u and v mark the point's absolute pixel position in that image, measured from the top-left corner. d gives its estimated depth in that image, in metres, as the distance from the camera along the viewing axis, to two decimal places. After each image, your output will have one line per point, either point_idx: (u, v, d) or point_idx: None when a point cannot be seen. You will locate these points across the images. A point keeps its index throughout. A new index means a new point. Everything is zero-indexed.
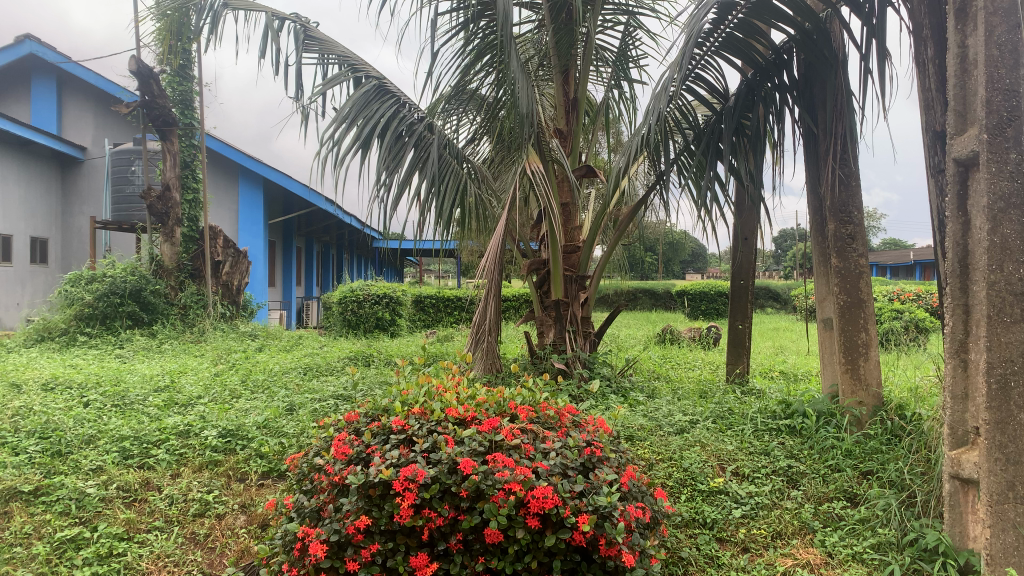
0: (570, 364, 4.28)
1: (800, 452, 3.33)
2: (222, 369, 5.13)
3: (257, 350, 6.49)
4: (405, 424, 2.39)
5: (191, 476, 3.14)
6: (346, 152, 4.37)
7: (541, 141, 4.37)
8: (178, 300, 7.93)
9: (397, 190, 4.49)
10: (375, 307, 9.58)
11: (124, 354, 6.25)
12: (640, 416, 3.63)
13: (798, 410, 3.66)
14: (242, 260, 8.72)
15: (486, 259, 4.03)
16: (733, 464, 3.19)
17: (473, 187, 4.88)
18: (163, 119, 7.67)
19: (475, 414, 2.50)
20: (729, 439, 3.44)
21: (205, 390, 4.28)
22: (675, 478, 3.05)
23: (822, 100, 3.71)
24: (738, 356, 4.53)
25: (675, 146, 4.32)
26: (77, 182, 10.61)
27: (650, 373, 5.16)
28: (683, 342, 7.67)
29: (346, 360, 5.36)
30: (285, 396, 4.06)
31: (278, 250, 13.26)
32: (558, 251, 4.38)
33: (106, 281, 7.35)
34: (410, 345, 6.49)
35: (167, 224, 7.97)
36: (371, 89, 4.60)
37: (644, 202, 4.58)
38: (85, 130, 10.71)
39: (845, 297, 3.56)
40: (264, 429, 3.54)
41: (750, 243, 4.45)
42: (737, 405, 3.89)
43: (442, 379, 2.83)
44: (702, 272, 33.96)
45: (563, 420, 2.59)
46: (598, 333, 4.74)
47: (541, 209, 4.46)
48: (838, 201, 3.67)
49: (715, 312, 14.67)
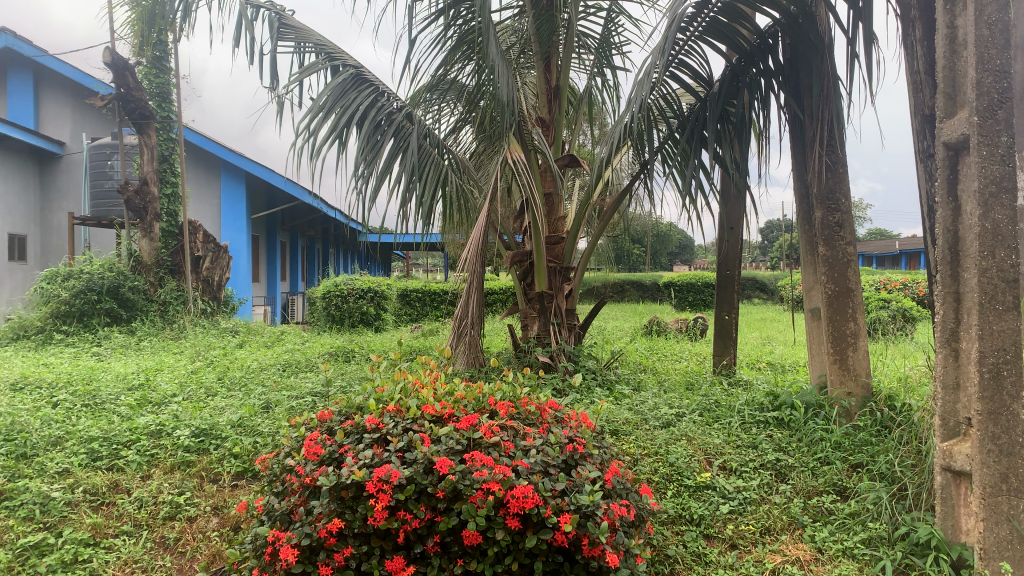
0: (554, 357, 4.20)
1: (788, 445, 3.26)
2: (200, 366, 5.01)
3: (237, 347, 6.37)
4: (380, 423, 2.30)
5: (162, 478, 3.03)
6: (323, 142, 4.26)
7: (523, 130, 4.28)
8: (157, 296, 7.80)
9: (375, 181, 4.38)
10: (360, 301, 9.47)
11: (101, 352, 6.13)
12: (626, 410, 3.55)
13: (786, 402, 3.59)
14: (222, 255, 8.58)
15: (467, 250, 3.94)
16: (720, 458, 3.11)
17: (454, 177, 4.78)
18: (140, 112, 7.53)
19: (452, 411, 2.41)
20: (716, 432, 3.36)
21: (181, 389, 4.16)
22: (661, 474, 2.97)
23: (809, 84, 3.63)
24: (725, 348, 4.46)
25: (659, 134, 4.24)
26: (55, 178, 10.42)
27: (636, 365, 5.08)
28: (670, 333, 7.61)
29: (326, 356, 5.25)
30: (263, 393, 3.95)
31: (262, 245, 13.11)
32: (541, 242, 4.29)
33: (83, 277, 7.21)
34: (394, 340, 6.38)
35: (145, 219, 7.82)
36: (348, 78, 4.49)
37: (628, 192, 4.49)
38: (63, 125, 10.51)
39: (833, 286, 3.50)
40: (239, 428, 3.43)
41: (736, 232, 4.38)
42: (724, 398, 3.81)
43: (419, 376, 2.74)
44: (690, 263, 33.99)
45: (544, 416, 2.51)
46: (583, 326, 4.66)
47: (523, 200, 4.37)
48: (825, 188, 3.60)
49: (702, 303, 14.64)
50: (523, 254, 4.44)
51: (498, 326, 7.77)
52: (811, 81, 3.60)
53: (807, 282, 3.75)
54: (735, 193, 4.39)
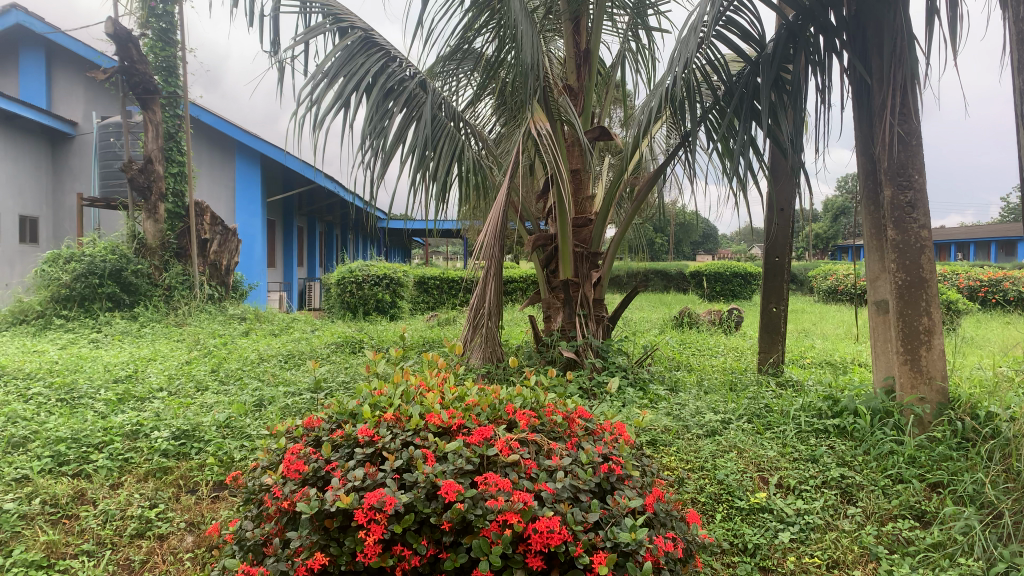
0: (580, 352, 3.77)
1: (853, 458, 2.80)
2: (195, 356, 4.63)
3: (241, 335, 6.00)
4: (375, 435, 1.89)
5: (133, 488, 2.64)
6: (327, 109, 3.83)
7: (548, 97, 3.83)
8: (161, 281, 7.46)
9: (385, 154, 3.96)
10: (375, 288, 9.10)
11: (99, 338, 5.79)
12: (663, 415, 3.12)
13: (847, 408, 3.13)
14: (231, 238, 8.21)
15: (485, 234, 3.51)
16: (777, 475, 2.67)
17: (471, 151, 4.36)
18: (144, 87, 7.19)
19: (461, 422, 1.98)
20: (769, 442, 2.92)
21: (170, 382, 3.79)
22: (708, 493, 2.54)
23: (878, 44, 3.16)
24: (772, 344, 4.01)
25: (702, 103, 3.78)
26: (67, 160, 10.09)
27: (670, 361, 4.64)
28: (702, 326, 7.16)
29: (333, 347, 4.87)
30: (257, 389, 3.56)
31: (279, 230, 12.74)
32: (567, 226, 3.85)
33: (85, 260, 6.87)
34: (408, 330, 5.99)
35: (150, 200, 7.48)
36: (356, 41, 4.07)
37: (666, 170, 4.04)
38: (75, 105, 10.17)
39: (904, 276, 3.04)
40: (225, 430, 3.04)
41: (786, 215, 3.93)
42: (775, 401, 3.36)
43: (425, 376, 2.32)
44: (713, 252, 33.38)
45: (575, 426, 2.09)
46: (612, 318, 4.21)
47: (548, 176, 3.93)
48: (896, 162, 3.12)
49: (729, 293, 14.09)
50: (547, 237, 4.01)
51: (519, 316, 7.36)
52: (881, 40, 3.13)
53: (872, 272, 3.29)
54: (786, 172, 3.93)
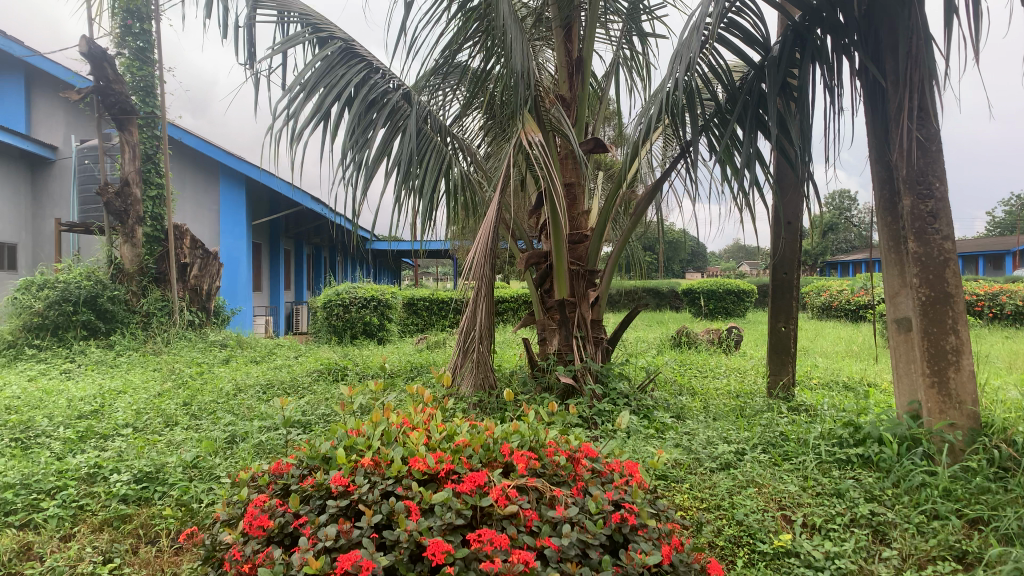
0: (578, 377, 3.52)
1: (882, 492, 2.55)
2: (169, 387, 4.34)
3: (220, 363, 5.71)
4: (352, 486, 1.64)
5: (85, 540, 2.36)
6: (305, 123, 3.60)
7: (540, 106, 3.60)
8: (139, 307, 7.17)
9: (366, 169, 3.73)
10: (363, 311, 8.81)
11: (72, 369, 5.50)
12: (671, 446, 2.87)
13: (870, 435, 2.88)
14: (212, 261, 7.94)
15: (474, 252, 3.25)
16: (800, 513, 2.42)
17: (459, 166, 4.13)
18: (120, 107, 6.96)
19: (451, 466, 1.73)
20: (789, 475, 2.68)
21: (138, 417, 3.50)
22: (726, 536, 2.28)
23: (891, 43, 2.95)
24: (781, 365, 3.78)
25: (703, 112, 3.56)
26: (47, 184, 9.79)
27: (673, 385, 4.40)
28: (701, 345, 6.93)
29: (315, 376, 4.59)
30: (230, 424, 3.29)
31: (265, 254, 12.47)
32: (561, 242, 3.62)
33: (58, 287, 6.58)
34: (396, 356, 5.72)
35: (127, 223, 7.21)
36: (335, 51, 3.84)
37: (667, 182, 3.81)
38: (55, 129, 9.92)
39: (928, 292, 2.81)
40: (193, 471, 2.76)
41: (793, 228, 3.71)
42: (791, 429, 3.12)
43: (410, 411, 2.07)
44: (702, 270, 33.24)
45: (581, 468, 1.84)
46: (612, 340, 3.96)
47: (541, 190, 3.69)
48: (915, 169, 2.90)
49: (723, 311, 13.89)
50: (540, 255, 3.77)
51: (511, 338, 7.11)
52: (895, 40, 2.92)
53: (891, 288, 3.06)
54: (793, 182, 3.71)
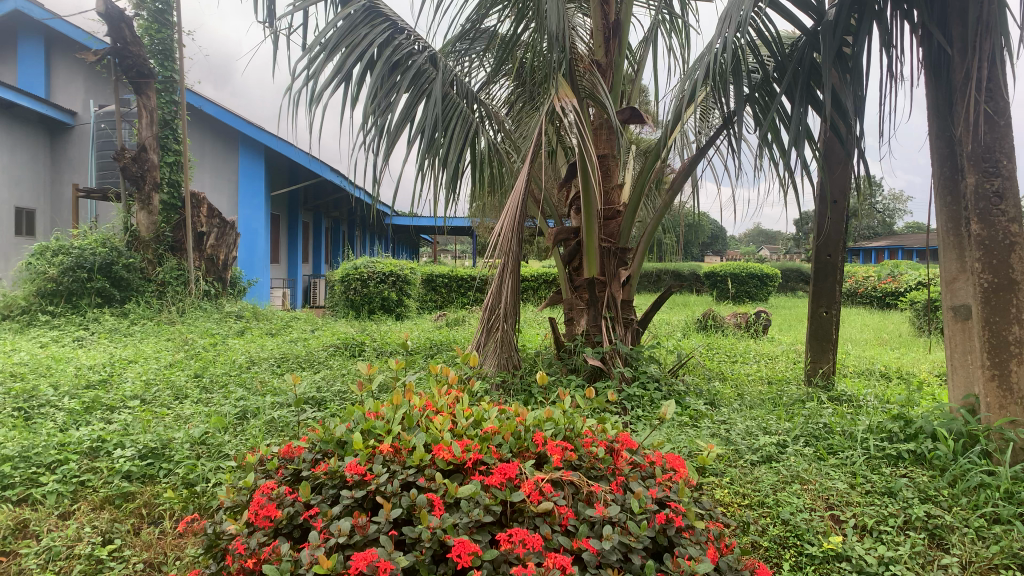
0: (607, 360, 3.34)
1: (937, 492, 2.35)
2: (181, 358, 4.21)
3: (234, 335, 5.58)
4: (369, 476, 1.47)
5: (85, 518, 2.22)
6: (326, 84, 3.41)
7: (574, 71, 3.39)
8: (155, 275, 7.07)
9: (388, 136, 3.54)
10: (381, 286, 8.66)
11: (84, 336, 5.39)
12: (708, 435, 2.69)
13: (923, 430, 2.68)
14: (229, 231, 7.81)
15: (501, 225, 3.06)
16: (850, 513, 2.23)
17: (486, 134, 3.94)
18: (137, 70, 6.81)
19: (480, 456, 1.56)
20: (836, 471, 2.49)
21: (147, 389, 3.37)
22: (771, 536, 2.11)
23: (958, 6, 2.72)
24: (822, 352, 3.59)
25: (747, 81, 3.34)
26: (66, 150, 9.66)
27: (704, 370, 4.21)
28: (729, 329, 6.72)
29: (332, 351, 4.44)
30: (242, 399, 3.14)
31: (284, 226, 12.34)
32: (592, 217, 3.43)
33: (73, 252, 6.48)
34: (415, 332, 5.57)
35: (143, 189, 7.09)
36: (358, 9, 3.64)
37: (706, 156, 3.60)
38: (75, 94, 9.72)
39: (990, 278, 2.60)
40: (200, 448, 2.61)
41: (840, 207, 3.50)
42: (837, 421, 2.92)
43: (434, 394, 1.90)
44: (723, 252, 32.82)
45: (621, 462, 1.66)
46: (642, 322, 3.77)
47: (572, 161, 3.49)
48: (981, 145, 2.68)
49: (745, 295, 13.63)
50: (569, 230, 3.58)
51: (532, 318, 6.95)
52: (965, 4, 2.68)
53: (948, 272, 2.84)
54: (842, 158, 3.49)
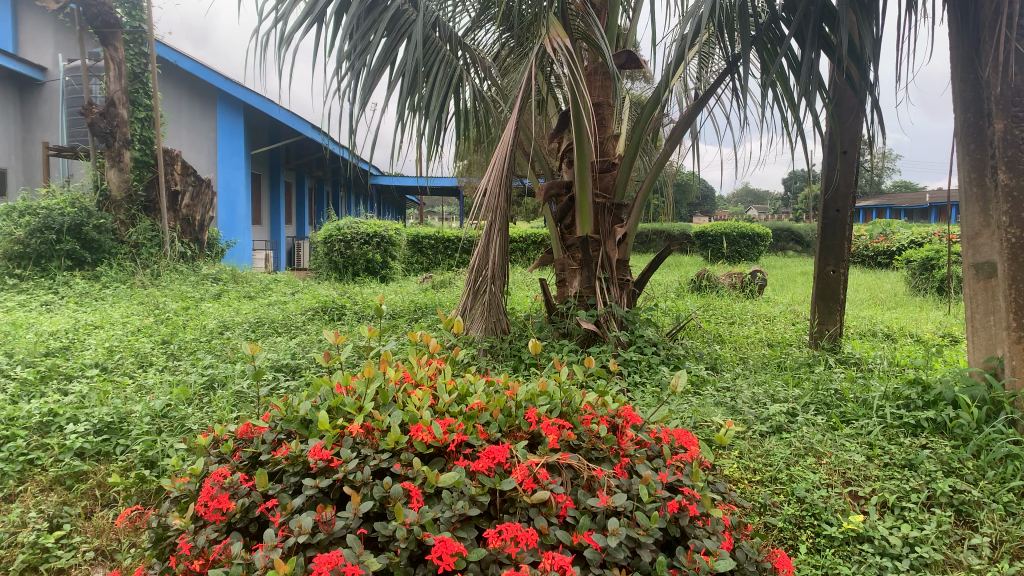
0: (601, 324, 3.14)
1: (962, 465, 2.15)
2: (149, 323, 3.97)
3: (209, 298, 5.33)
4: (336, 463, 1.27)
5: (30, 502, 2.02)
6: (296, 26, 3.14)
7: (567, 10, 3.11)
8: (128, 237, 6.77)
9: (363, 83, 3.28)
10: (365, 247, 8.40)
11: (53, 301, 5.13)
12: (714, 405, 2.50)
13: (943, 397, 2.47)
14: (205, 190, 7.50)
15: (488, 178, 2.80)
16: (869, 490, 2.05)
17: (471, 80, 3.67)
18: (103, 19, 6.45)
19: (465, 438, 1.35)
20: (853, 442, 2.30)
21: (109, 356, 3.14)
22: (786, 516, 1.93)
23: None
24: (829, 314, 3.41)
25: (753, 22, 3.07)
26: (37, 108, 9.21)
27: (702, 333, 4.01)
28: (724, 290, 6.54)
29: (310, 315, 4.22)
30: (210, 367, 2.92)
31: (265, 186, 11.99)
32: (586, 171, 3.19)
33: (40, 213, 6.18)
34: (398, 295, 5.35)
35: (113, 146, 6.77)
36: None
37: (708, 105, 3.36)
38: (44, 49, 9.26)
39: (1016, 233, 2.41)
40: (162, 422, 2.39)
41: (849, 158, 3.29)
42: (850, 387, 2.73)
43: (413, 363, 1.68)
44: (711, 212, 32.56)
45: (626, 442, 1.46)
46: (638, 283, 3.55)
47: (565, 109, 3.24)
48: (1011, 89, 2.44)
49: (737, 254, 13.46)
50: (561, 185, 3.35)
51: (521, 279, 6.74)
52: None
53: (971, 229, 2.64)
54: (852, 105, 3.26)
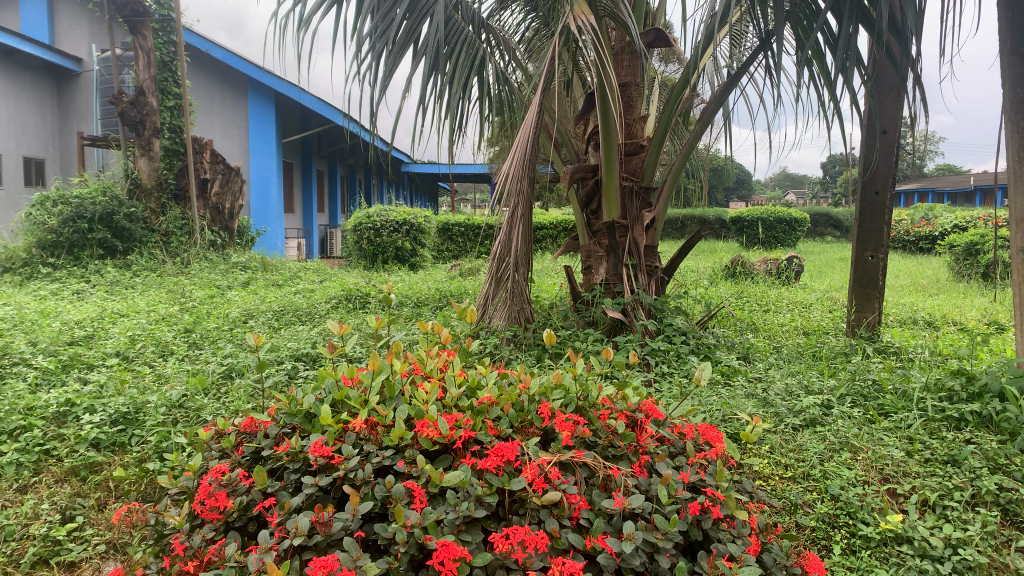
0: (628, 312, 3.06)
1: (1010, 460, 2.00)
2: (174, 311, 3.96)
3: (235, 286, 5.33)
4: (337, 460, 1.20)
5: (44, 493, 1.99)
6: (315, 7, 3.08)
7: None
8: (159, 225, 6.81)
9: (385, 65, 3.21)
10: (394, 235, 8.37)
11: (85, 289, 5.16)
12: (744, 397, 2.40)
13: (989, 388, 2.32)
14: (234, 178, 7.51)
15: (511, 161, 2.71)
16: (909, 488, 1.93)
17: (495, 61, 3.58)
18: (131, 8, 6.47)
19: (473, 435, 1.27)
20: (892, 436, 2.19)
21: (131, 345, 3.12)
22: (820, 514, 1.83)
23: None
24: (867, 301, 3.27)
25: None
26: (73, 98, 9.31)
27: (734, 321, 3.90)
28: (758, 277, 6.39)
29: (335, 303, 4.18)
30: (230, 356, 2.89)
31: (297, 174, 12.02)
32: (613, 154, 3.09)
33: (73, 202, 6.24)
34: (425, 283, 5.30)
35: (144, 135, 6.80)
36: None
37: (739, 84, 3.23)
38: (79, 40, 9.34)
39: None
40: (178, 412, 2.36)
41: (890, 138, 3.14)
42: (889, 377, 2.60)
43: (424, 356, 1.61)
44: (746, 198, 32.05)
45: (645, 438, 1.37)
46: (667, 270, 3.44)
47: (591, 90, 3.13)
48: None
49: (774, 240, 13.20)
50: (587, 168, 3.25)
51: (550, 266, 6.66)
52: None
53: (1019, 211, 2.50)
54: (893, 82, 3.11)
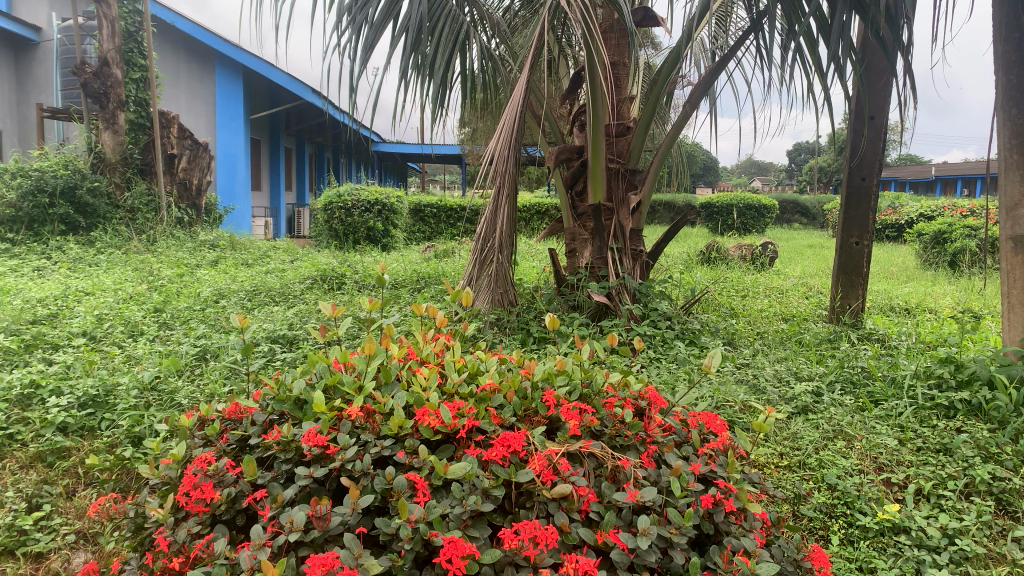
0: (613, 296, 3.01)
1: (1001, 449, 1.99)
2: (141, 290, 3.82)
3: (204, 265, 5.18)
4: (333, 451, 1.13)
5: (8, 480, 1.89)
6: None
7: None
8: (123, 201, 6.60)
9: (365, 38, 3.10)
10: (366, 215, 8.23)
11: (46, 266, 4.97)
12: (736, 384, 2.37)
13: (978, 376, 2.30)
14: (202, 154, 7.31)
15: (498, 139, 2.62)
16: (904, 478, 1.90)
17: (478, 38, 3.49)
18: None
19: (476, 424, 1.21)
20: (884, 424, 2.17)
21: (98, 325, 2.99)
22: (817, 504, 1.80)
23: None
24: (851, 287, 3.26)
25: None
26: (32, 69, 8.96)
27: (715, 306, 3.87)
28: (733, 263, 6.40)
29: (309, 284, 4.08)
30: (203, 338, 2.79)
31: (265, 151, 11.79)
32: (600, 135, 3.02)
33: (32, 175, 6.01)
34: (400, 264, 5.21)
35: (107, 108, 6.58)
36: None
37: (727, 67, 3.18)
38: (38, 8, 8.99)
39: None
40: (151, 395, 2.26)
41: (877, 124, 3.12)
42: (877, 365, 2.59)
43: (420, 340, 1.54)
44: (714, 184, 32.25)
45: (654, 428, 1.32)
46: (652, 254, 3.40)
47: (578, 69, 3.06)
48: None
49: (744, 226, 13.28)
50: (572, 149, 3.18)
51: (525, 249, 6.60)
52: None
53: (1010, 199, 2.48)
54: (882, 68, 3.08)
